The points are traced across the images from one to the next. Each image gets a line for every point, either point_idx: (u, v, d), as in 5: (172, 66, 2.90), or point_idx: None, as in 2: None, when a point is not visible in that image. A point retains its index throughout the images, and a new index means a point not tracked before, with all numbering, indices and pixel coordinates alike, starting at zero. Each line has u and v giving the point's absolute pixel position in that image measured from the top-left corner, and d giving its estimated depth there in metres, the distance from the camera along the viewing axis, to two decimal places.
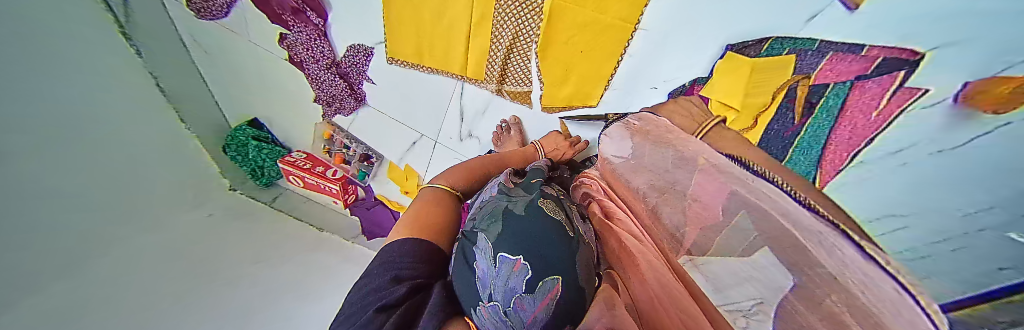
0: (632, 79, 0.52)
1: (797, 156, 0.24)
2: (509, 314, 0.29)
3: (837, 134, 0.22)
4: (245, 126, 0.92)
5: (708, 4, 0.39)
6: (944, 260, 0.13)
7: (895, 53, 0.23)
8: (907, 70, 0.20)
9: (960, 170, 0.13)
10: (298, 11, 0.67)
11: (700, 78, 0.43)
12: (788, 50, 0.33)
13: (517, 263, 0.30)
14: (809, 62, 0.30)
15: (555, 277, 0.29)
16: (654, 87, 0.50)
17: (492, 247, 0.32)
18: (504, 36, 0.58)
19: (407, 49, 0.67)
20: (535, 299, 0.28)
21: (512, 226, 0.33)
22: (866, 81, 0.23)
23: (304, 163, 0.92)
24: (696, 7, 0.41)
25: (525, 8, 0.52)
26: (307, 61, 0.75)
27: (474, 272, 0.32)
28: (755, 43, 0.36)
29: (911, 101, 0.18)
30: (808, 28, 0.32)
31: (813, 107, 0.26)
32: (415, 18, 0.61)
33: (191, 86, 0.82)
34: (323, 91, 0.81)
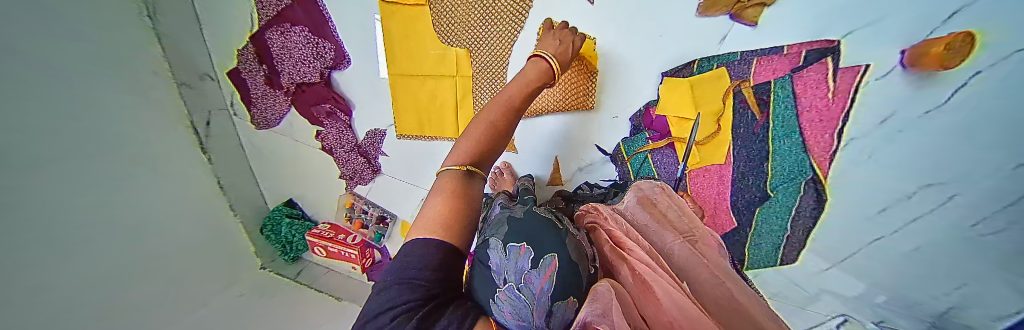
0: (600, 111, 0.65)
1: (784, 141, 0.42)
2: (523, 292, 0.32)
3: (806, 119, 0.39)
4: (281, 207, 1.07)
5: (648, 38, 0.54)
6: (977, 209, 0.26)
7: (815, 45, 0.38)
8: (834, 55, 0.36)
9: (948, 131, 0.27)
10: (332, 113, 0.84)
11: (650, 101, 0.59)
12: (716, 65, 0.49)
13: (522, 248, 0.35)
14: (740, 70, 0.46)
15: (551, 255, 0.34)
16: (616, 116, 0.64)
17: (503, 242, 0.38)
18: (483, 102, 0.69)
19: (411, 124, 0.78)
20: (540, 271, 0.33)
21: (512, 228, 0.40)
22: (805, 70, 0.39)
23: (329, 232, 1.02)
24: (640, 43, 0.55)
25: (497, 80, 0.66)
26: (336, 147, 0.91)
27: (489, 268, 0.36)
28: (684, 66, 0.52)
29: (863, 74, 0.33)
30: (724, 47, 0.47)
31: (766, 102, 0.43)
32: (414, 100, 0.73)
33: (243, 181, 1.01)
34: (347, 167, 0.94)
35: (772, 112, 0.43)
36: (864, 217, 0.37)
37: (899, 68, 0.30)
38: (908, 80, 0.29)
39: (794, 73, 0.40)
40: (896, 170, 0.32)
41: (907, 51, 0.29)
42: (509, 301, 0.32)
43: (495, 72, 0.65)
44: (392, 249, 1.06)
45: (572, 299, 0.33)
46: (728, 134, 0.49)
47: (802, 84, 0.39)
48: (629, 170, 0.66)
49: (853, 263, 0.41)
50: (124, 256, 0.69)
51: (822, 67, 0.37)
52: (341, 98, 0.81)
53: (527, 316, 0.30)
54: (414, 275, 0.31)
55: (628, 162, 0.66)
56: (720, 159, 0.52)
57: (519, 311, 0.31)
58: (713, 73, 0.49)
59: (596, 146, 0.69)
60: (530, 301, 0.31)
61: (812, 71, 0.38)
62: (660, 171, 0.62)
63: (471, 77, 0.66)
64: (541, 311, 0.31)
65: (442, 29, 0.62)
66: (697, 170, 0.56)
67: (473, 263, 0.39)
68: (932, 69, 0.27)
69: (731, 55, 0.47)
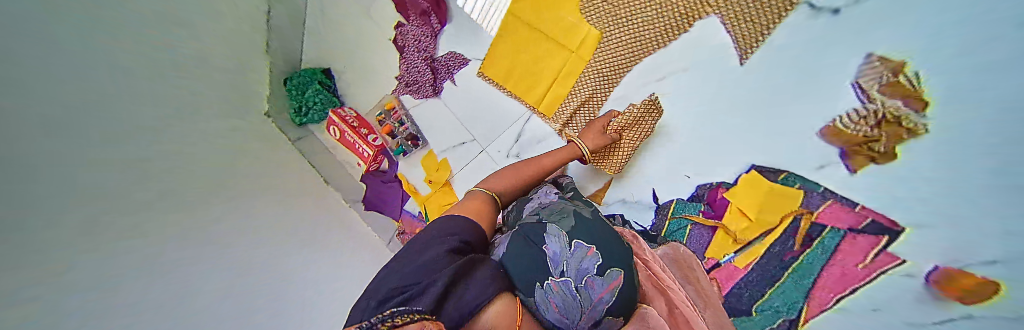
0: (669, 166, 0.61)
1: (797, 277, 0.44)
2: (581, 292, 0.33)
3: (830, 271, 0.41)
4: (318, 71, 0.89)
5: (758, 124, 0.48)
6: None
7: (879, 217, 0.35)
8: (889, 237, 0.34)
9: None
10: (424, 13, 0.76)
11: (724, 182, 0.54)
12: (798, 186, 0.46)
13: (590, 250, 0.36)
14: (812, 202, 0.44)
15: (617, 269, 0.35)
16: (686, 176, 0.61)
17: (566, 236, 0.38)
18: (581, 91, 0.66)
19: (498, 72, 0.73)
20: (604, 281, 0.33)
21: (579, 224, 0.40)
22: (856, 235, 0.38)
23: (355, 121, 0.86)
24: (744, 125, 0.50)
25: (607, 79, 0.63)
26: (409, 48, 0.81)
27: (546, 254, 0.36)
28: (773, 171, 0.49)
29: (892, 266, 0.33)
30: (818, 174, 0.43)
31: (812, 240, 0.44)
32: (518, 51, 0.69)
33: (293, 28, 0.82)
34: (408, 73, 0.84)
35: (811, 249, 0.43)
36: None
37: (923, 279, 0.31)
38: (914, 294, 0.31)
39: (848, 230, 0.39)
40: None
41: (939, 269, 0.29)
42: (558, 292, 0.32)
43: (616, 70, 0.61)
44: (403, 167, 0.94)
45: (619, 316, 0.34)
46: (766, 245, 0.50)
47: (848, 247, 0.39)
48: (665, 228, 0.65)
49: None
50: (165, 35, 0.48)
51: (874, 241, 0.35)
52: (445, 5, 0.76)
53: (575, 314, 0.32)
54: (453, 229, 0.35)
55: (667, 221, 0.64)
56: (743, 262, 0.52)
57: (567, 306, 0.32)
58: (789, 189, 0.47)
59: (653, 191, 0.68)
60: (584, 302, 0.32)
61: (866, 239, 0.36)
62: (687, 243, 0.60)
63: (588, 61, 0.63)
64: (589, 315, 0.32)
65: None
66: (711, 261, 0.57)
67: (521, 237, 0.39)
68: (954, 299, 0.28)
69: (818, 185, 0.43)
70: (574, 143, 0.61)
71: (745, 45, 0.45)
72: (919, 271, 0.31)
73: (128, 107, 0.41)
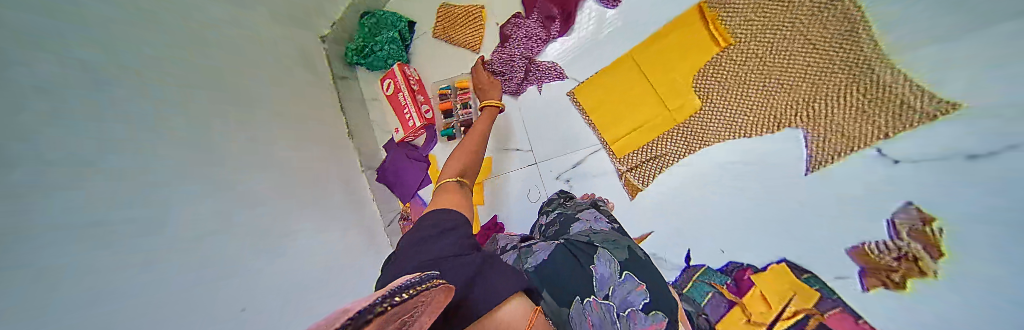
0: (708, 239, 0.62)
1: None
2: (621, 319, 0.27)
3: None
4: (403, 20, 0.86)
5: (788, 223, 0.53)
6: None
7: None
8: None
9: None
10: (549, 18, 0.76)
11: (754, 266, 0.56)
12: (818, 287, 0.48)
13: (641, 284, 0.28)
14: (828, 303, 0.45)
15: (659, 313, 0.26)
16: (722, 250, 0.60)
17: (616, 264, 0.30)
18: (657, 148, 0.67)
19: (588, 95, 0.73)
20: (647, 319, 0.26)
21: (633, 255, 0.31)
22: None
23: (416, 84, 0.84)
24: (777, 222, 0.54)
25: (687, 145, 0.63)
26: (515, 41, 0.78)
27: (590, 271, 0.30)
28: (800, 269, 0.51)
29: None
30: (831, 282, 0.48)
31: None
32: (614, 87, 0.70)
33: None
34: (500, 60, 0.79)
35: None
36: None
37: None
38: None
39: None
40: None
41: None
42: (598, 313, 0.28)
43: (699, 140, 0.62)
44: (437, 148, 0.89)
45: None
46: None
47: None
48: None
49: None
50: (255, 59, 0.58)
51: None
52: (574, 17, 0.74)
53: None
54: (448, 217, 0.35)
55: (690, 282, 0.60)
56: None
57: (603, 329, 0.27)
58: (803, 285, 0.49)
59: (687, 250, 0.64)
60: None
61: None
62: None
63: (679, 123, 0.64)
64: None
65: (706, 73, 0.60)
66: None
67: (562, 250, 0.33)
68: None
69: (835, 293, 0.47)
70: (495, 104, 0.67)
71: (817, 159, 0.50)
72: None
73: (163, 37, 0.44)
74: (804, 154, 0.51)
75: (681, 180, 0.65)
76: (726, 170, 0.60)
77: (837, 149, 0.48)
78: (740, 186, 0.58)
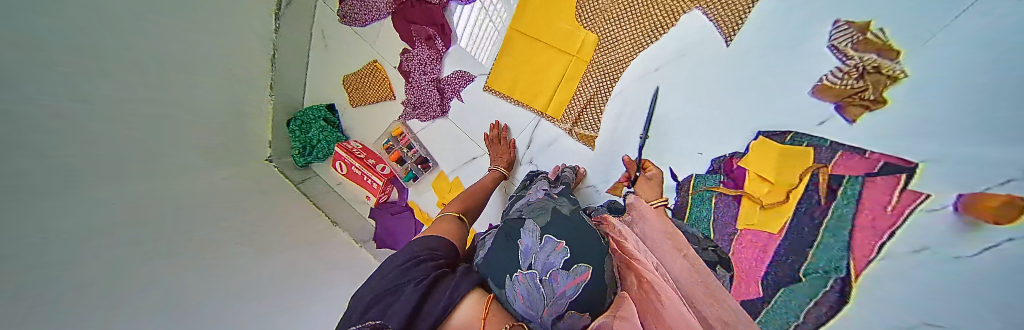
0: (676, 148, 0.62)
1: (829, 240, 0.35)
2: (544, 283, 0.34)
3: (861, 212, 0.32)
4: (322, 107, 0.95)
5: (742, 95, 0.52)
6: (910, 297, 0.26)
7: (892, 159, 0.31)
8: (907, 174, 0.29)
9: (974, 283, 0.21)
10: (429, 38, 0.82)
11: (737, 153, 0.53)
12: (806, 144, 0.43)
13: (559, 245, 0.38)
14: (825, 156, 0.39)
15: (585, 265, 0.35)
16: (699, 153, 0.59)
17: (539, 231, 0.42)
18: (585, 92, 0.71)
19: (503, 83, 0.78)
20: (569, 275, 0.34)
21: (553, 221, 0.43)
22: (874, 177, 0.32)
23: (361, 152, 0.90)
24: (730, 98, 0.53)
25: (609, 76, 0.67)
26: (416, 71, 0.85)
27: (518, 247, 0.40)
28: (779, 133, 0.47)
29: (917, 203, 0.27)
30: (821, 129, 0.41)
31: (834, 191, 0.36)
32: (524, 63, 0.75)
33: (292, 77, 0.92)
34: (413, 95, 0.87)
35: (835, 204, 0.36)
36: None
37: (952, 208, 0.24)
38: (952, 227, 0.24)
39: (866, 177, 0.33)
40: (918, 292, 0.26)
41: (964, 196, 0.23)
42: (523, 284, 0.35)
43: (614, 66, 0.66)
44: (411, 194, 0.96)
45: (587, 314, 0.31)
46: (791, 205, 0.42)
47: (870, 191, 0.32)
48: (688, 205, 0.61)
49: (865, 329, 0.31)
50: (221, 202, 0.64)
51: (891, 181, 0.30)
52: (448, 27, 0.81)
53: (538, 307, 0.32)
54: (432, 247, 0.43)
55: (691, 197, 0.61)
56: (773, 228, 0.44)
57: (532, 299, 0.33)
58: (796, 147, 0.44)
59: (670, 169, 0.64)
60: (546, 295, 0.33)
61: (885, 180, 0.31)
62: (714, 229, 0.55)
63: (589, 62, 0.69)
64: (552, 310, 0.32)
65: (585, 10, 0.66)
66: (746, 232, 0.49)
67: (505, 236, 0.44)
68: (981, 221, 0.21)
69: (823, 140, 0.41)
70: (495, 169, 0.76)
71: (727, 29, 0.52)
72: (945, 202, 0.25)
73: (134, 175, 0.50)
74: (715, 30, 0.53)
75: (619, 108, 0.69)
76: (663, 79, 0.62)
77: (738, 10, 0.50)
78: (677, 89, 0.60)
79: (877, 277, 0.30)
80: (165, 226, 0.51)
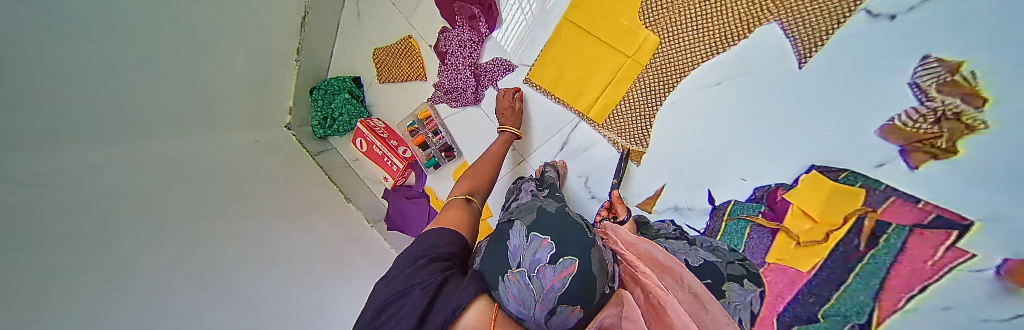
0: (719, 171, 0.60)
1: (859, 282, 0.35)
2: (533, 281, 0.30)
3: (899, 265, 0.31)
4: (347, 78, 0.92)
5: (798, 129, 0.48)
6: None
7: (944, 211, 0.30)
8: (960, 230, 0.27)
9: None
10: (473, 18, 0.78)
11: (784, 183, 0.51)
12: (860, 184, 0.40)
13: (546, 241, 0.33)
14: (876, 199, 0.38)
15: (572, 257, 0.31)
16: (742, 179, 0.57)
17: (528, 229, 0.36)
18: (634, 100, 0.68)
19: (547, 77, 0.75)
20: (555, 268, 0.30)
21: (540, 218, 0.38)
22: (923, 229, 0.31)
23: (384, 131, 0.89)
24: (788, 130, 0.49)
25: (663, 84, 0.64)
26: (452, 53, 0.81)
27: (506, 246, 0.34)
28: (835, 169, 0.44)
29: (959, 262, 0.26)
30: (878, 172, 0.39)
31: (879, 238, 0.35)
32: (572, 57, 0.72)
33: (320, 43, 0.88)
34: (448, 80, 0.84)
35: (875, 250, 0.34)
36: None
37: (993, 271, 0.24)
38: (990, 290, 0.24)
39: (914, 227, 0.32)
40: None
41: (1008, 261, 0.23)
42: (514, 284, 0.29)
43: (671, 74, 0.62)
44: (429, 180, 0.94)
45: (577, 307, 0.29)
46: (829, 245, 0.40)
47: (915, 242, 0.31)
48: (720, 229, 0.59)
49: None
50: (234, 161, 0.63)
51: (943, 237, 0.28)
52: (495, 8, 0.76)
53: (529, 305, 0.28)
54: (438, 243, 0.37)
55: (724, 222, 0.58)
56: (805, 267, 0.41)
57: (525, 298, 0.28)
58: (846, 187, 0.42)
59: (706, 191, 0.63)
60: (536, 292, 0.29)
61: (935, 233, 0.29)
62: (744, 251, 0.52)
63: (645, 66, 0.65)
64: (544, 307, 0.28)
65: (649, 7, 0.61)
66: (774, 266, 0.46)
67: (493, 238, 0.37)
68: None
69: (880, 182, 0.38)
70: (505, 133, 0.71)
71: (804, 50, 0.46)
72: (987, 265, 0.24)
73: (161, 123, 0.50)
74: (790, 48, 0.47)
75: (667, 120, 0.65)
76: (717, 96, 0.57)
77: (821, 28, 0.44)
78: (737, 110, 0.55)
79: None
80: (192, 188, 0.51)
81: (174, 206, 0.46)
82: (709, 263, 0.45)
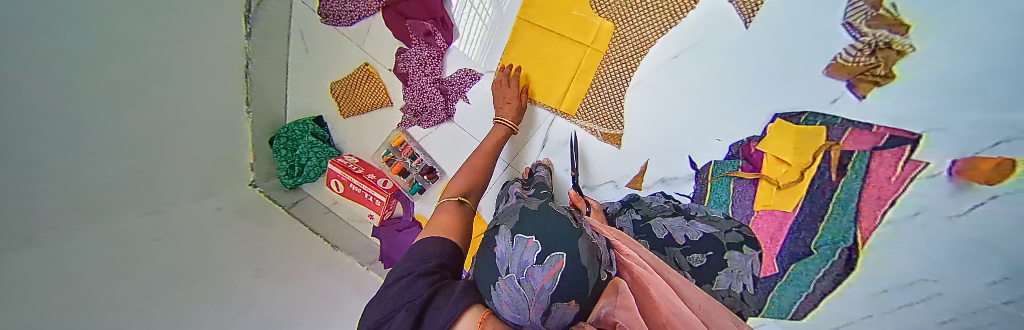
0: (697, 134, 0.62)
1: (840, 209, 0.36)
2: (523, 284, 0.26)
3: (867, 190, 0.33)
4: (308, 121, 0.87)
5: (753, 85, 0.51)
6: (903, 264, 0.30)
7: (893, 131, 0.32)
8: (910, 145, 0.29)
9: (971, 252, 0.23)
10: (428, 34, 0.76)
11: (754, 136, 0.53)
12: (820, 122, 0.42)
13: (530, 241, 0.28)
14: (838, 132, 0.39)
15: (560, 253, 0.27)
16: (716, 139, 0.59)
17: (512, 231, 0.31)
18: (603, 86, 0.69)
19: (515, 80, 0.75)
20: (544, 267, 0.26)
21: (524, 219, 0.32)
22: (881, 150, 0.32)
23: (358, 167, 0.85)
24: (745, 86, 0.52)
25: (626, 66, 0.66)
26: (414, 73, 0.79)
27: (493, 255, 0.30)
28: (795, 114, 0.46)
29: (917, 172, 0.28)
30: (834, 107, 0.40)
31: (846, 167, 0.37)
32: (536, 53, 0.72)
33: (274, 87, 0.82)
34: (414, 100, 0.82)
35: (846, 177, 0.36)
36: (875, 292, 0.33)
37: (945, 174, 0.25)
38: (944, 188, 0.25)
39: (873, 151, 0.33)
40: (917, 257, 0.28)
41: (959, 161, 0.24)
42: (506, 291, 0.25)
43: (632, 55, 0.64)
44: (417, 207, 0.92)
45: (574, 301, 0.24)
46: (805, 186, 0.42)
47: (877, 163, 0.33)
48: (708, 194, 0.61)
49: (868, 290, 0.34)
50: (198, 230, 0.55)
51: (897, 153, 0.30)
52: (449, 21, 0.75)
53: (522, 307, 0.24)
54: (427, 255, 0.32)
55: (710, 184, 0.61)
56: (789, 208, 0.44)
57: (516, 304, 0.24)
58: (811, 128, 0.43)
59: (688, 158, 0.65)
60: (527, 294, 0.24)
61: (892, 153, 0.31)
62: (733, 208, 0.54)
63: (604, 52, 0.66)
64: (537, 308, 0.24)
65: None
66: (763, 212, 0.49)
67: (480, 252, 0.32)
68: (979, 180, 0.22)
69: (836, 117, 0.40)
70: (500, 123, 0.67)
71: (747, 11, 0.49)
72: (941, 168, 0.26)
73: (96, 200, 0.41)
74: (735, 13, 0.50)
75: (637, 99, 0.67)
76: (681, 67, 0.59)
77: None
78: (698, 76, 0.58)
79: (882, 245, 0.32)
80: (159, 251, 0.46)
81: (135, 277, 0.40)
82: (709, 235, 0.47)
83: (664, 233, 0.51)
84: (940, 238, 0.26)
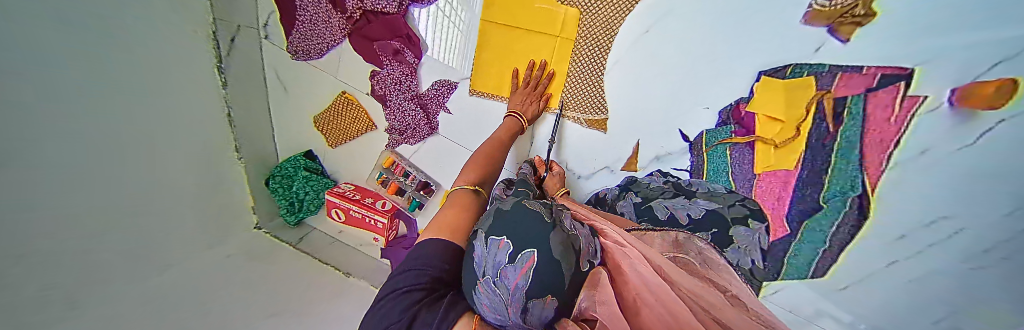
0: (682, 105, 0.61)
1: (842, 157, 0.35)
2: (500, 288, 0.24)
3: (869, 135, 0.32)
4: (298, 157, 0.90)
5: (729, 47, 0.50)
6: (914, 208, 0.29)
7: (889, 70, 0.32)
8: (905, 81, 0.30)
9: (979, 183, 0.23)
10: (398, 52, 0.76)
11: (742, 98, 0.51)
12: (806, 73, 0.42)
13: (501, 241, 0.26)
14: (827, 81, 0.39)
15: (532, 249, 0.24)
16: (705, 107, 0.57)
17: (487, 232, 0.28)
18: (581, 73, 0.69)
19: (490, 81, 0.75)
20: (516, 265, 0.23)
21: (497, 218, 0.29)
22: (876, 91, 0.33)
23: (355, 194, 0.87)
24: (722, 49, 0.51)
25: (599, 49, 0.65)
26: (392, 93, 0.80)
27: (472, 259, 0.28)
28: (780, 69, 0.46)
29: (918, 108, 0.28)
30: (818, 55, 0.41)
31: (841, 113, 0.36)
32: (506, 52, 0.71)
33: (259, 130, 0.83)
34: (398, 120, 0.83)
35: (844, 125, 0.35)
36: (891, 242, 0.32)
37: (946, 104, 0.26)
38: (949, 120, 0.25)
39: (868, 93, 0.34)
40: (927, 199, 0.28)
41: (958, 90, 0.25)
42: (486, 295, 0.25)
43: (602, 38, 0.64)
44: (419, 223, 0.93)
45: (550, 296, 0.22)
46: (803, 141, 0.41)
47: (874, 105, 0.32)
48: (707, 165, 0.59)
49: (882, 243, 0.33)
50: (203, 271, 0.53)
51: (892, 92, 0.31)
52: (415, 36, 0.74)
53: (501, 310, 0.23)
54: (418, 267, 0.29)
55: (705, 154, 0.59)
56: (790, 164, 0.42)
57: (495, 306, 0.24)
58: (798, 80, 0.43)
59: (676, 131, 0.64)
60: (503, 297, 0.23)
61: (887, 92, 0.31)
62: (733, 171, 0.52)
63: (575, 40, 0.66)
64: (515, 308, 0.22)
65: None
66: (765, 174, 0.47)
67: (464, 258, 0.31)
68: (982, 106, 0.23)
69: (820, 65, 0.41)
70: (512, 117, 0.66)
71: None
72: (939, 100, 0.26)
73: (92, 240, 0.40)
74: None
75: (615, 81, 0.67)
76: (655, 41, 0.58)
77: None
78: (672, 46, 0.57)
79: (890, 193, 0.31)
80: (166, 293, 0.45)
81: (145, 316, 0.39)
82: (712, 211, 0.45)
83: (667, 213, 0.48)
84: (946, 174, 0.26)
